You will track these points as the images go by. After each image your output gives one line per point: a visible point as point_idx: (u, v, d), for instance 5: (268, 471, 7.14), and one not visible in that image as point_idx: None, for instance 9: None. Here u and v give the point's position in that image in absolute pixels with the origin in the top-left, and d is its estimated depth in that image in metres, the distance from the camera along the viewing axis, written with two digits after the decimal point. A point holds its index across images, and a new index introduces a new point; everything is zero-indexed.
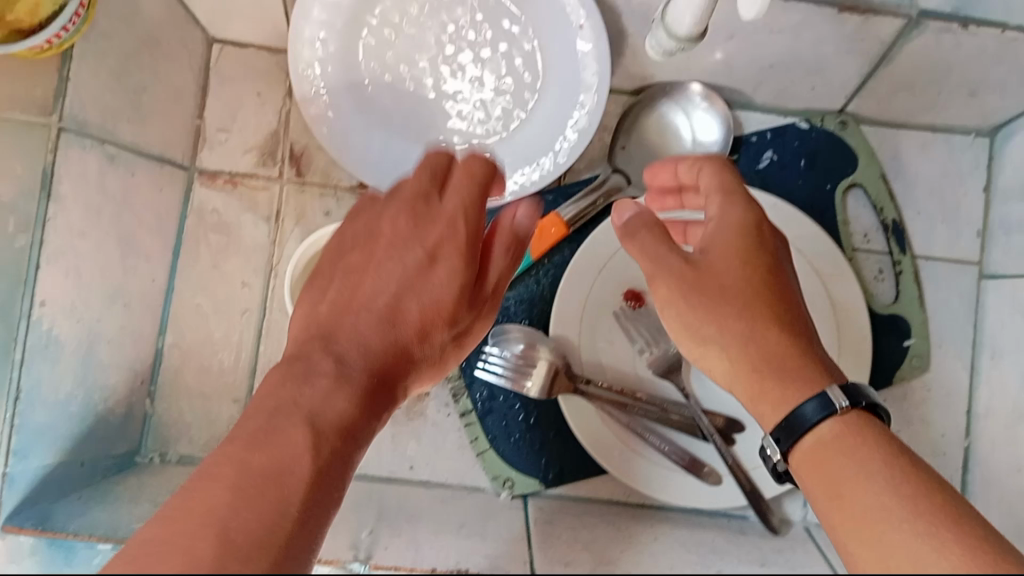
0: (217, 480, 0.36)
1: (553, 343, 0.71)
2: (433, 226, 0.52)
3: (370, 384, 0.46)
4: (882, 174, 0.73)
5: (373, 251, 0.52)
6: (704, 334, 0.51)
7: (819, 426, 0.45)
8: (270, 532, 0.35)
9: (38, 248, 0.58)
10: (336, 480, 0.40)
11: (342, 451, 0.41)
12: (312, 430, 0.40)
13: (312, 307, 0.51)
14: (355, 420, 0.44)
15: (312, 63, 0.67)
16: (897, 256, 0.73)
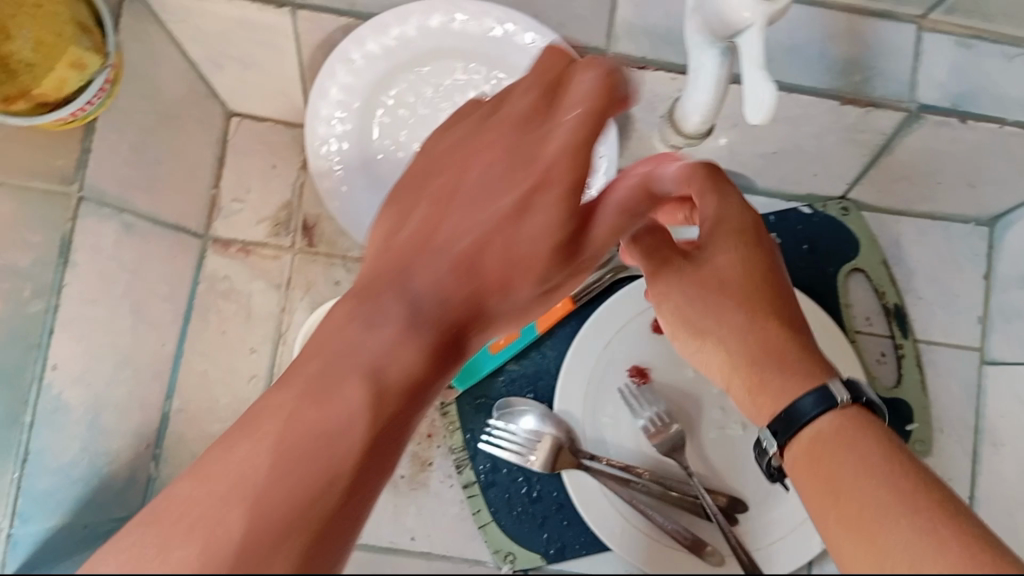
0: (264, 438, 0.36)
1: (557, 417, 0.70)
2: (525, 160, 0.45)
3: (440, 332, 0.45)
4: (883, 259, 0.75)
5: (464, 171, 0.46)
6: (700, 326, 0.54)
7: (819, 419, 0.47)
8: (308, 511, 0.34)
9: (53, 313, 0.59)
10: (377, 458, 0.39)
11: (402, 410, 0.42)
12: (371, 388, 0.40)
13: (395, 228, 0.48)
14: (421, 376, 0.43)
15: (328, 140, 0.68)
16: (899, 340, 0.74)
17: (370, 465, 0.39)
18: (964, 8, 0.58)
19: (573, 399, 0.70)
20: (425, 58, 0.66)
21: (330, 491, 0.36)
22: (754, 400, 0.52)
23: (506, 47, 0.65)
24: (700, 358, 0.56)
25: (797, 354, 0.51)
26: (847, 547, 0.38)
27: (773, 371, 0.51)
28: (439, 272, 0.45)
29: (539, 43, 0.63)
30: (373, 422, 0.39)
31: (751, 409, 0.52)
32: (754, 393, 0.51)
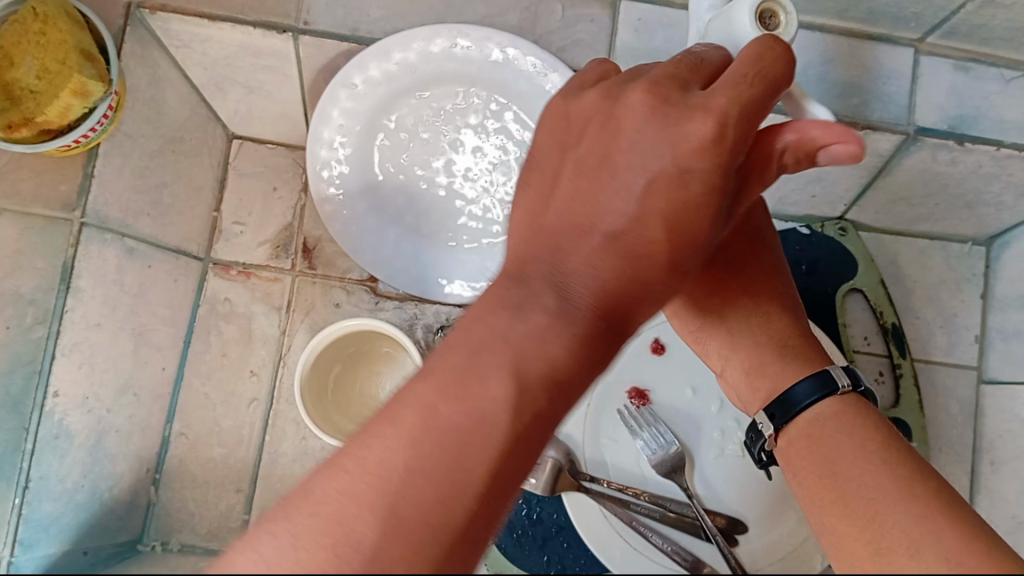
0: (392, 432, 0.31)
1: (558, 440, 0.69)
2: (684, 120, 0.37)
3: (590, 322, 0.36)
4: (880, 280, 0.75)
5: (615, 138, 0.39)
6: (701, 311, 0.58)
7: (807, 410, 0.49)
8: (445, 519, 0.30)
9: (55, 339, 0.58)
10: (514, 479, 0.32)
11: (551, 415, 0.33)
12: (515, 384, 0.32)
13: (543, 206, 0.40)
14: (574, 372, 0.34)
15: (329, 164, 0.68)
16: (897, 360, 0.73)
17: (511, 484, 0.32)
18: (962, 32, 0.59)
19: (574, 422, 0.71)
20: (426, 84, 0.67)
21: (460, 512, 0.30)
22: (749, 381, 0.55)
23: (506, 72, 0.66)
24: (697, 345, 0.60)
25: (794, 374, 0.52)
26: (841, 539, 0.39)
27: (770, 354, 0.54)
28: (592, 252, 0.38)
29: (540, 69, 0.64)
30: (513, 433, 0.31)
31: (743, 393, 0.56)
32: (749, 373, 0.55)
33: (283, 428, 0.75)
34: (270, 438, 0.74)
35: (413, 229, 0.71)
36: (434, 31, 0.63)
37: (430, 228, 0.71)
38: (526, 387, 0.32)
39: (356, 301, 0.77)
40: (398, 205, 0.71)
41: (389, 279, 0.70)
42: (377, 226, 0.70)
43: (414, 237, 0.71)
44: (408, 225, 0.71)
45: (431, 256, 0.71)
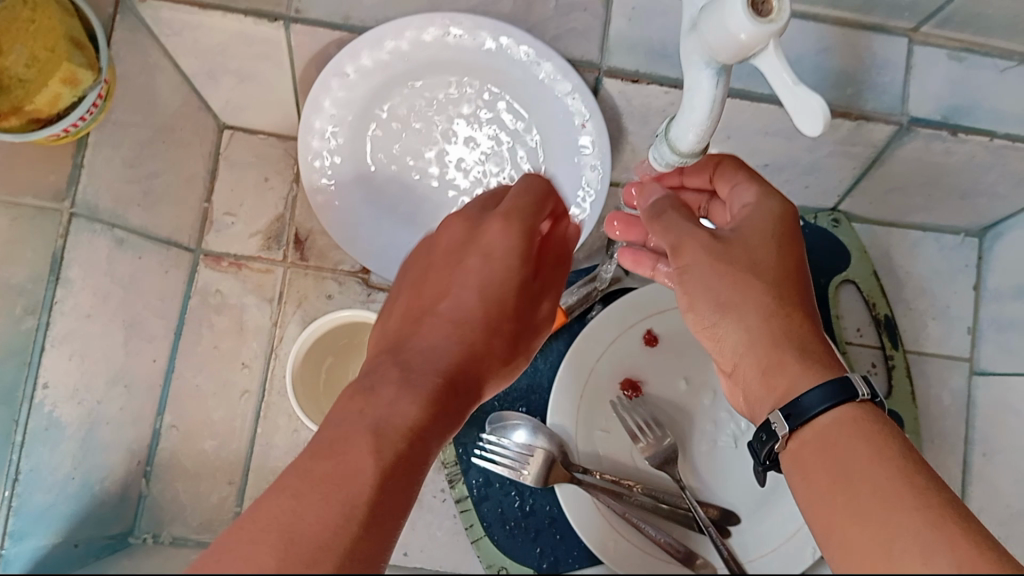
0: (282, 489, 0.34)
1: (551, 433, 0.68)
2: (483, 227, 0.50)
3: (433, 383, 0.42)
4: (873, 271, 0.75)
5: (435, 254, 0.51)
6: (730, 301, 0.52)
7: (819, 417, 0.45)
8: (333, 540, 0.32)
9: (44, 330, 0.57)
10: (385, 526, 0.35)
11: (415, 457, 0.38)
12: (374, 433, 0.37)
13: (390, 321, 0.50)
14: (427, 424, 0.40)
15: (321, 154, 0.68)
16: (890, 351, 0.73)
17: (375, 537, 0.34)
18: (956, 21, 0.59)
19: (567, 413, 0.69)
20: (417, 72, 0.67)
21: (348, 533, 0.33)
22: (765, 378, 0.50)
23: (500, 60, 0.65)
24: (715, 342, 0.54)
25: (808, 377, 0.47)
26: (852, 566, 0.37)
27: (793, 349, 0.49)
28: (430, 337, 0.46)
29: (533, 57, 0.64)
30: (378, 487, 0.35)
31: (756, 394, 0.51)
32: (766, 370, 0.50)
33: (275, 420, 0.74)
34: (262, 430, 0.74)
35: (406, 219, 0.70)
36: (426, 19, 0.63)
37: (423, 217, 0.70)
38: (390, 440, 0.37)
39: (349, 293, 0.77)
40: (390, 194, 0.70)
41: (381, 269, 0.70)
42: (369, 216, 0.70)
43: (406, 227, 0.71)
44: (401, 216, 0.71)
45: None
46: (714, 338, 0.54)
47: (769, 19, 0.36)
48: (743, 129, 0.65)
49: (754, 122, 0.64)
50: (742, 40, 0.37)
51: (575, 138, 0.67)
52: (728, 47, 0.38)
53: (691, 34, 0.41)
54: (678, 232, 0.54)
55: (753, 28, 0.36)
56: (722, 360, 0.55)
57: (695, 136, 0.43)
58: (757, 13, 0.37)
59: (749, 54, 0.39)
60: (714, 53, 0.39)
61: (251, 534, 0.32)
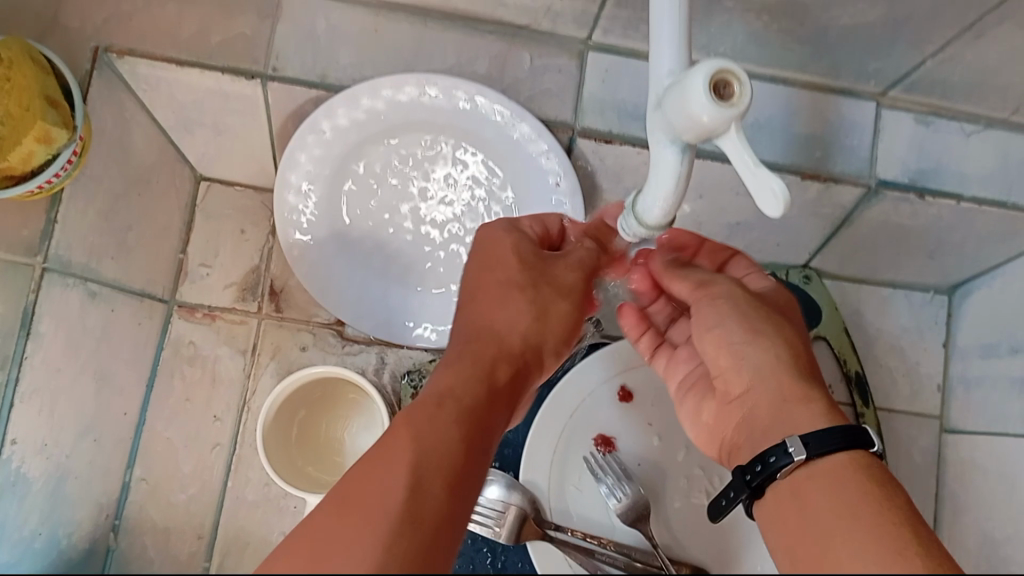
0: (343, 480, 0.38)
1: (523, 487, 0.68)
2: (504, 236, 0.53)
3: (473, 368, 0.45)
4: (843, 328, 0.75)
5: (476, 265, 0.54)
6: (757, 330, 0.50)
7: (831, 455, 0.43)
8: (384, 508, 0.35)
9: (13, 385, 0.56)
10: (453, 478, 0.38)
11: (462, 428, 0.41)
12: (415, 414, 0.40)
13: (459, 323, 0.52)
14: (467, 400, 0.43)
15: (298, 208, 0.68)
16: (861, 408, 0.73)
17: (443, 491, 0.38)
18: (921, 86, 0.60)
19: (538, 468, 0.69)
20: (394, 130, 0.67)
21: (394, 499, 0.36)
22: (784, 405, 0.47)
23: (475, 120, 0.66)
24: (723, 370, 0.51)
25: (826, 417, 0.45)
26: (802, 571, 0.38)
27: (816, 388, 0.47)
28: (487, 325, 0.49)
29: (508, 118, 0.65)
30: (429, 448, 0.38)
31: (763, 419, 0.48)
32: (787, 396, 0.47)
33: (246, 474, 0.74)
34: (233, 484, 0.73)
35: (381, 273, 0.70)
36: (404, 83, 0.64)
37: (399, 272, 0.71)
38: (431, 414, 0.40)
39: (323, 346, 0.76)
40: (366, 249, 0.70)
41: (356, 323, 0.69)
42: (343, 270, 0.70)
43: (382, 280, 0.71)
44: (377, 270, 0.71)
45: (397, 301, 0.70)
46: (722, 368, 0.51)
47: (731, 104, 0.37)
48: (715, 189, 0.66)
49: (725, 182, 0.65)
50: (703, 122, 0.38)
51: (553, 198, 0.66)
52: (690, 128, 0.39)
53: (655, 112, 0.42)
54: (707, 275, 0.55)
55: (714, 111, 0.37)
56: (723, 392, 0.52)
57: (660, 210, 0.44)
58: (720, 97, 0.38)
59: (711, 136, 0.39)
60: (678, 131, 0.40)
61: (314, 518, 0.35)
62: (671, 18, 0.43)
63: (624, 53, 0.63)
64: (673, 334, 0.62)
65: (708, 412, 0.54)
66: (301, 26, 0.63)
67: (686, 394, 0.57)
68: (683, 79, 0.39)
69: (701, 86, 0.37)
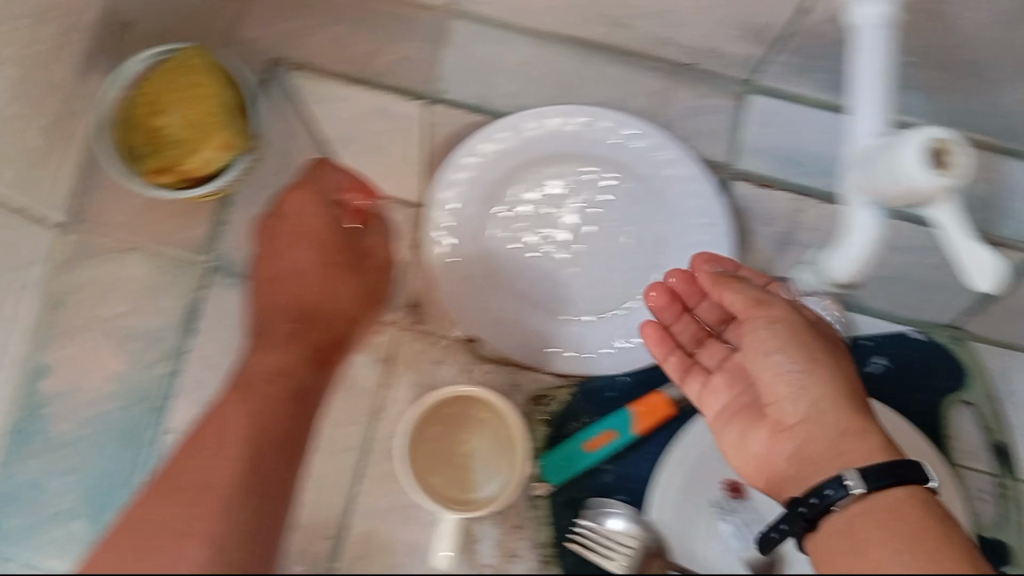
0: (191, 453, 0.45)
1: (651, 522, 0.62)
2: (295, 204, 0.58)
3: (301, 341, 0.54)
4: (996, 395, 0.66)
5: (282, 219, 0.58)
6: (813, 362, 0.47)
7: (887, 489, 0.41)
8: (224, 482, 0.44)
9: (173, 377, 0.58)
10: (276, 448, 0.47)
11: (287, 403, 0.50)
12: (240, 391, 0.49)
13: (270, 270, 0.58)
14: (296, 373, 0.52)
15: (445, 220, 0.65)
16: (1004, 478, 0.64)
17: (270, 460, 0.46)
18: None
19: (667, 507, 0.62)
20: (552, 159, 0.67)
21: (235, 480, 0.44)
22: (839, 443, 0.44)
23: (641, 152, 0.66)
24: (774, 398, 0.48)
25: (886, 453, 0.43)
26: None
27: (873, 426, 0.45)
28: (305, 291, 0.57)
29: (668, 159, 0.65)
30: (255, 420, 0.47)
31: (818, 455, 0.45)
32: (845, 431, 0.45)
33: None
34: None
35: (525, 295, 0.66)
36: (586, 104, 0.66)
37: (543, 296, 0.66)
38: (251, 388, 0.50)
39: None
40: (510, 269, 0.66)
41: (496, 341, 0.64)
42: (487, 288, 0.65)
43: (524, 302, 0.66)
44: (521, 292, 0.66)
45: (537, 324, 0.65)
46: (773, 398, 0.48)
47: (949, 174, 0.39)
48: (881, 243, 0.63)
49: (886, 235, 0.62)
50: (920, 190, 0.40)
51: (704, 232, 0.63)
52: (899, 190, 0.41)
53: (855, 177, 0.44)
54: (764, 294, 0.51)
55: (933, 181, 0.39)
56: (775, 421, 0.49)
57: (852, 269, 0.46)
58: (937, 166, 0.40)
59: (919, 203, 0.41)
60: (884, 197, 0.42)
61: (160, 506, 0.43)
62: (872, 91, 0.45)
63: (784, 96, 0.65)
64: (702, 358, 0.57)
65: (757, 443, 0.50)
66: (465, 54, 0.66)
67: (727, 427, 0.52)
68: (896, 145, 0.41)
69: (919, 151, 0.39)
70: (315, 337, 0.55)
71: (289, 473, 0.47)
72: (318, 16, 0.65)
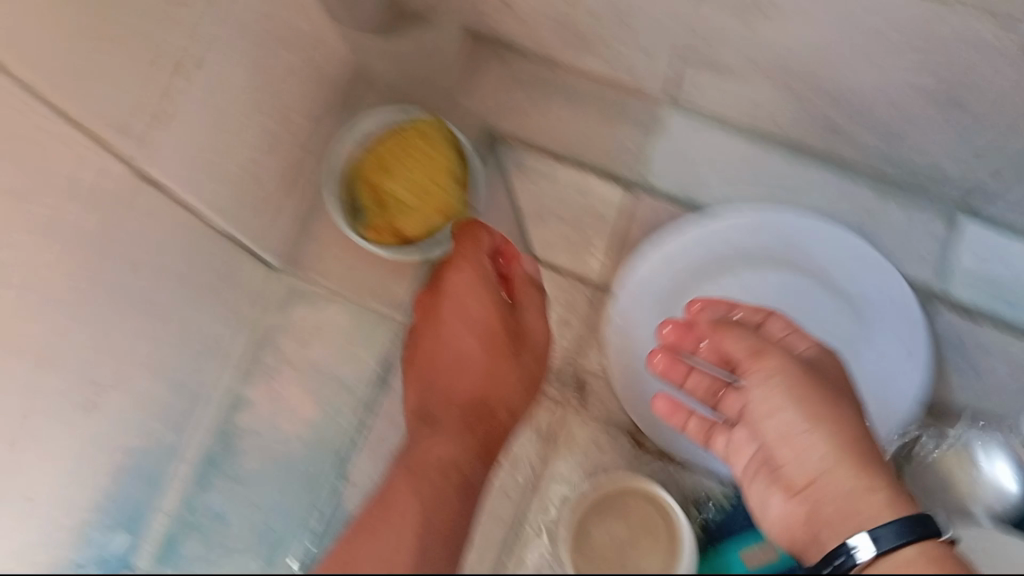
0: (367, 534, 0.34)
1: None
2: (450, 283, 0.56)
3: (468, 427, 0.48)
4: None
5: (445, 305, 0.56)
6: (819, 412, 0.41)
7: (900, 548, 0.36)
8: (411, 552, 0.33)
9: None
10: (461, 529, 0.38)
11: (459, 485, 0.42)
12: (409, 474, 0.41)
13: (429, 362, 0.54)
14: (463, 462, 0.44)
15: (636, 302, 0.63)
16: None
17: (432, 525, 0.36)
18: None
19: None
20: (761, 263, 0.64)
21: (426, 539, 0.35)
22: (846, 503, 0.39)
23: (852, 264, 0.62)
24: (785, 462, 0.43)
25: (897, 508, 0.38)
26: None
27: (884, 476, 0.39)
28: (471, 379, 0.52)
29: (880, 286, 0.62)
30: (427, 505, 0.37)
31: (831, 519, 0.40)
32: (855, 488, 0.39)
33: None
34: None
35: None
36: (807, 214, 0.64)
37: None
38: (421, 469, 0.41)
39: None
40: None
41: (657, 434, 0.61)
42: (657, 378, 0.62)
43: None
44: None
45: None
46: (785, 454, 0.43)
47: None
48: None
49: None
50: None
51: (897, 360, 0.61)
52: None
53: None
54: (762, 343, 0.45)
55: None
56: (786, 484, 0.44)
57: None
58: None
59: None
60: None
61: None
62: None
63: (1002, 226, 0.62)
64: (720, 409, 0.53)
65: (775, 508, 0.45)
66: (676, 145, 0.66)
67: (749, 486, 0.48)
68: None
69: None
70: (487, 429, 0.50)
71: (460, 540, 0.37)
72: (536, 95, 0.67)
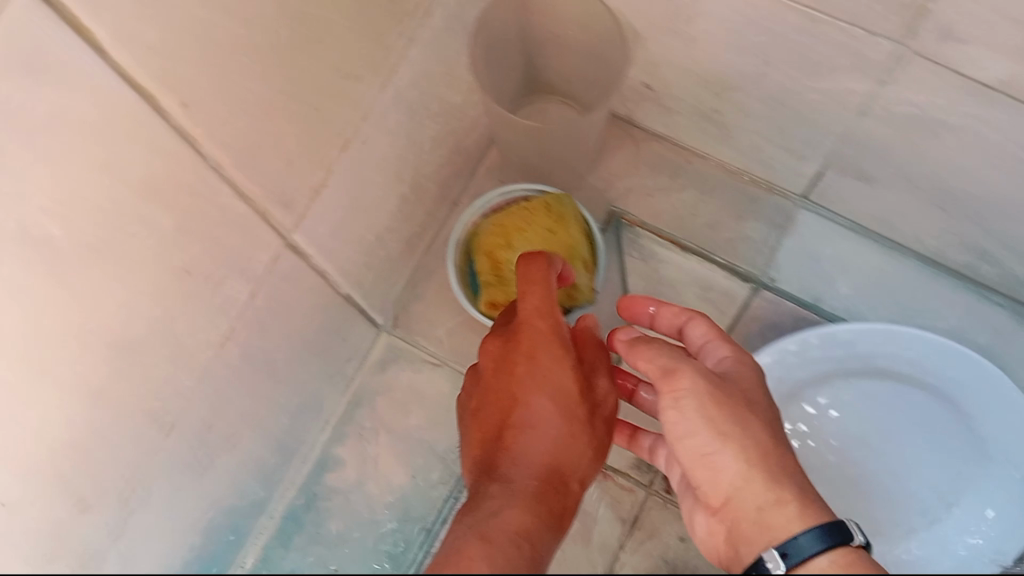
0: None
1: None
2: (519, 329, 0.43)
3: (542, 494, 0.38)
4: None
5: (510, 351, 0.43)
6: (725, 426, 0.38)
7: (817, 559, 0.35)
8: None
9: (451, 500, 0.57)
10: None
11: (535, 553, 0.33)
12: (485, 542, 0.32)
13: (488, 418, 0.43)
14: (539, 534, 0.35)
15: None
16: None
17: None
18: None
19: None
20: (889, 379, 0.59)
21: None
22: (761, 520, 0.37)
23: (989, 398, 0.57)
24: (699, 478, 0.40)
25: (812, 511, 0.36)
26: None
27: (790, 479, 0.37)
28: (542, 437, 0.40)
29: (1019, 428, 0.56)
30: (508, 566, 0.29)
31: (746, 536, 0.38)
32: (763, 504, 0.37)
33: None
34: None
35: None
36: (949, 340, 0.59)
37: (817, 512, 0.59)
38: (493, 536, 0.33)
39: None
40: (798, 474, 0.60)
41: None
42: None
43: None
44: None
45: None
46: (699, 471, 0.40)
47: None
48: None
49: None
50: None
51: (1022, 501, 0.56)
52: None
53: None
54: (667, 356, 0.40)
55: None
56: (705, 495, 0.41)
57: None
58: None
59: None
60: None
61: None
62: None
63: None
64: None
65: (701, 522, 0.42)
66: (806, 248, 0.63)
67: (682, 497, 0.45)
68: None
69: None
70: (558, 502, 0.38)
71: None
72: (668, 182, 0.65)
